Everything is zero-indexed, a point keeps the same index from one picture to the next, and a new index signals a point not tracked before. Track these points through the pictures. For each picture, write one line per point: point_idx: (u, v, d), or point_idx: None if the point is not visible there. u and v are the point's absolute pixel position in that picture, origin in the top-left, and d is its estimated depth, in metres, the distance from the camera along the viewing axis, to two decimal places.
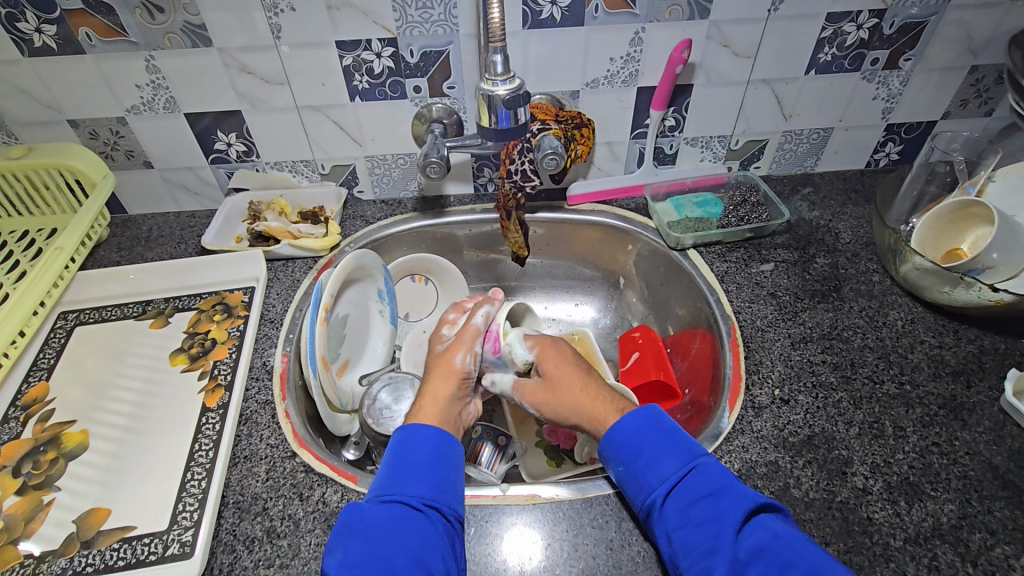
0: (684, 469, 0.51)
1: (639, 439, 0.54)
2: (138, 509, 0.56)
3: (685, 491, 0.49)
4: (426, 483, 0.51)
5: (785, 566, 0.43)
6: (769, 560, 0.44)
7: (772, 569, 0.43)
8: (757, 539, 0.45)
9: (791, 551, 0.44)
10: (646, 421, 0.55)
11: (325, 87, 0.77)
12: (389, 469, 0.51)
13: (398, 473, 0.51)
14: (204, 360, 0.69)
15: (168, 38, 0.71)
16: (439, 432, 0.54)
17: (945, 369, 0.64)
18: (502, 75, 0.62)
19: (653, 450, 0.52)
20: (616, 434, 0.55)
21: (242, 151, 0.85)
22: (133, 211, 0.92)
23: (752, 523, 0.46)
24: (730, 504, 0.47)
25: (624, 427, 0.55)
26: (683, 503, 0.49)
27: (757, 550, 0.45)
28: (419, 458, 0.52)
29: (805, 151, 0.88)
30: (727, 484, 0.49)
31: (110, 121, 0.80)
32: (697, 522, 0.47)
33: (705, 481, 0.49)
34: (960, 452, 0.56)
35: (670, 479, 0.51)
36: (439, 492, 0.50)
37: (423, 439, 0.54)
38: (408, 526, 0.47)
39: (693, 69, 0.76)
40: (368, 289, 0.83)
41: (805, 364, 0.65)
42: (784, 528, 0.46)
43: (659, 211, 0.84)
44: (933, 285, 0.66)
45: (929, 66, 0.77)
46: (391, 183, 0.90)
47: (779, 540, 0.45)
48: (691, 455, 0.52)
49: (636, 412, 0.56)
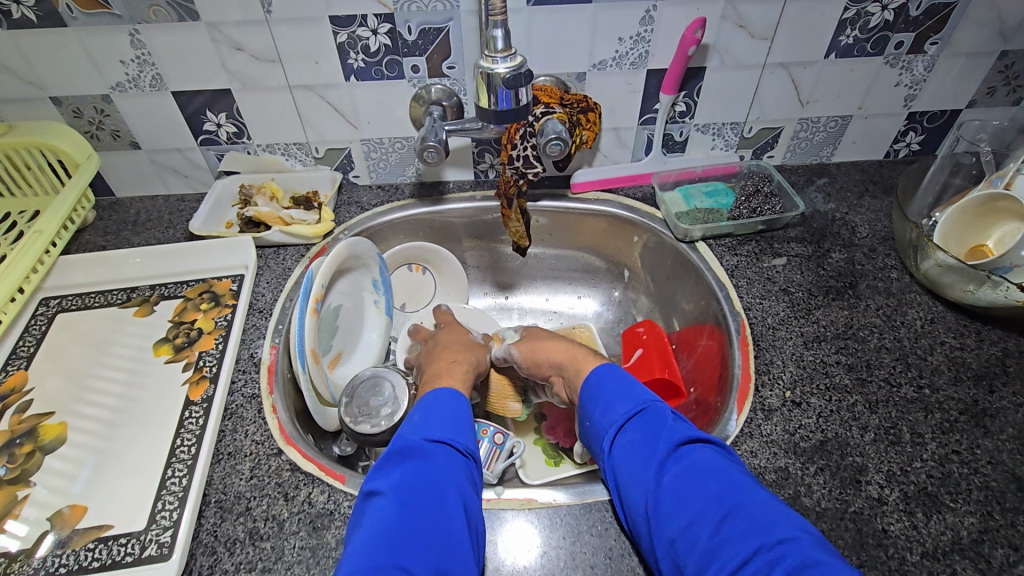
0: (633, 411, 0.53)
1: (599, 388, 0.56)
2: (115, 508, 0.53)
3: (628, 427, 0.51)
4: (452, 431, 0.52)
5: (703, 489, 0.43)
6: (687, 484, 0.44)
7: (688, 491, 0.44)
8: (681, 465, 0.46)
9: (710, 476, 0.44)
10: (610, 375, 0.58)
11: (318, 66, 0.73)
12: (426, 419, 0.53)
13: (430, 420, 0.53)
14: (188, 351, 0.66)
15: (153, 11, 0.68)
16: (453, 394, 0.57)
17: (967, 372, 0.60)
18: (503, 52, 0.59)
19: (610, 395, 0.55)
20: (588, 388, 0.58)
21: (232, 132, 0.81)
22: (121, 194, 0.89)
23: (680, 452, 0.47)
24: (662, 438, 0.48)
25: (590, 381, 0.58)
26: (625, 438, 0.51)
27: (678, 477, 0.45)
28: (450, 415, 0.54)
29: (822, 140, 0.84)
30: (665, 420, 0.50)
31: (95, 99, 0.76)
32: (631, 453, 0.49)
33: (649, 419, 0.51)
34: (981, 461, 0.53)
35: (619, 419, 0.52)
36: (457, 434, 0.52)
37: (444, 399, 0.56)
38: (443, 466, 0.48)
39: (706, 51, 0.72)
40: (362, 279, 0.80)
41: (819, 364, 0.62)
42: (712, 459, 0.46)
43: (667, 201, 0.80)
44: (956, 283, 0.63)
45: (955, 50, 0.73)
46: (388, 168, 0.87)
47: (703, 467, 0.45)
48: (643, 400, 0.53)
49: (602, 367, 0.59)
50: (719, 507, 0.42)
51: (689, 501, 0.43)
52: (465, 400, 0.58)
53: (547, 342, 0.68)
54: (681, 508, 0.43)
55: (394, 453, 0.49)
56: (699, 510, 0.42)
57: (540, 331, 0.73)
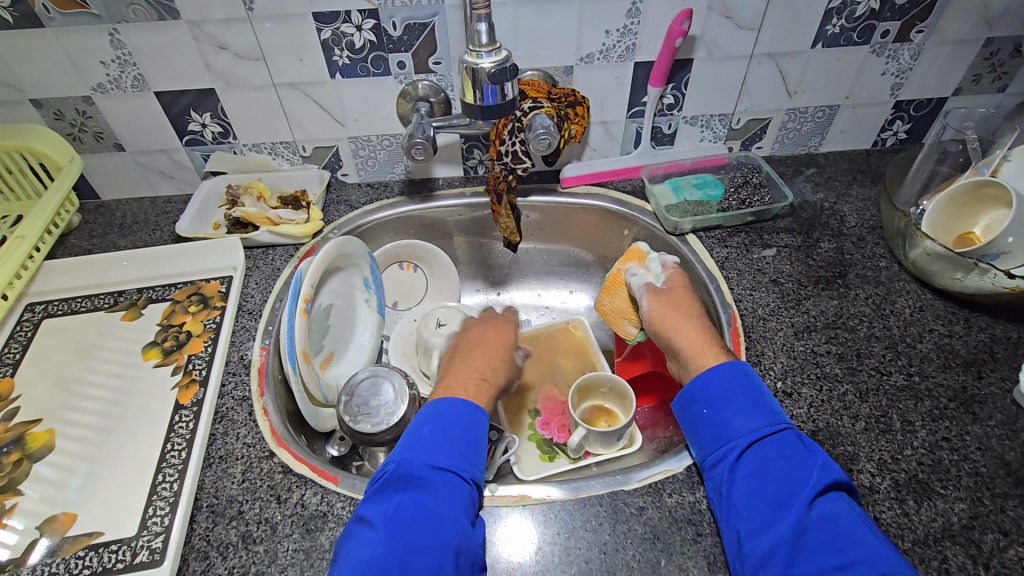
0: (773, 427, 0.51)
1: (731, 389, 0.53)
2: (106, 514, 0.53)
3: (768, 445, 0.50)
4: (451, 455, 0.50)
5: (859, 540, 0.43)
6: (843, 531, 0.43)
7: (837, 538, 0.43)
8: (831, 509, 0.45)
9: (866, 529, 0.44)
10: (738, 376, 0.54)
11: (302, 63, 0.73)
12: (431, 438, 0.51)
13: (433, 440, 0.51)
14: (177, 354, 0.65)
15: (132, 10, 0.67)
16: (466, 407, 0.54)
17: (956, 359, 0.61)
18: (487, 47, 0.58)
19: (745, 403, 0.52)
20: (709, 379, 0.55)
21: (217, 132, 0.80)
22: (105, 197, 0.88)
23: (827, 495, 0.46)
24: (815, 471, 0.47)
25: (715, 376, 0.55)
26: (764, 455, 0.49)
27: (831, 520, 0.44)
28: (457, 433, 0.52)
29: (810, 130, 0.84)
30: (815, 453, 0.49)
31: (76, 101, 0.75)
32: (775, 474, 0.48)
33: (791, 443, 0.49)
34: (971, 447, 0.54)
35: (758, 432, 0.50)
36: (459, 459, 0.50)
37: (455, 414, 0.53)
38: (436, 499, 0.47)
39: (693, 42, 0.72)
40: (352, 278, 0.79)
41: (810, 355, 0.62)
42: (855, 510, 0.46)
43: (656, 194, 0.80)
44: (944, 271, 0.63)
45: (941, 38, 0.73)
46: (376, 166, 0.86)
47: (853, 518, 0.45)
48: (781, 419, 0.51)
49: (730, 364, 0.56)
50: (880, 563, 0.41)
51: (840, 547, 0.43)
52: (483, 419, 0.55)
53: (679, 317, 0.62)
54: (829, 552, 0.43)
55: (392, 479, 0.49)
56: (856, 560, 0.42)
57: (691, 293, 0.65)
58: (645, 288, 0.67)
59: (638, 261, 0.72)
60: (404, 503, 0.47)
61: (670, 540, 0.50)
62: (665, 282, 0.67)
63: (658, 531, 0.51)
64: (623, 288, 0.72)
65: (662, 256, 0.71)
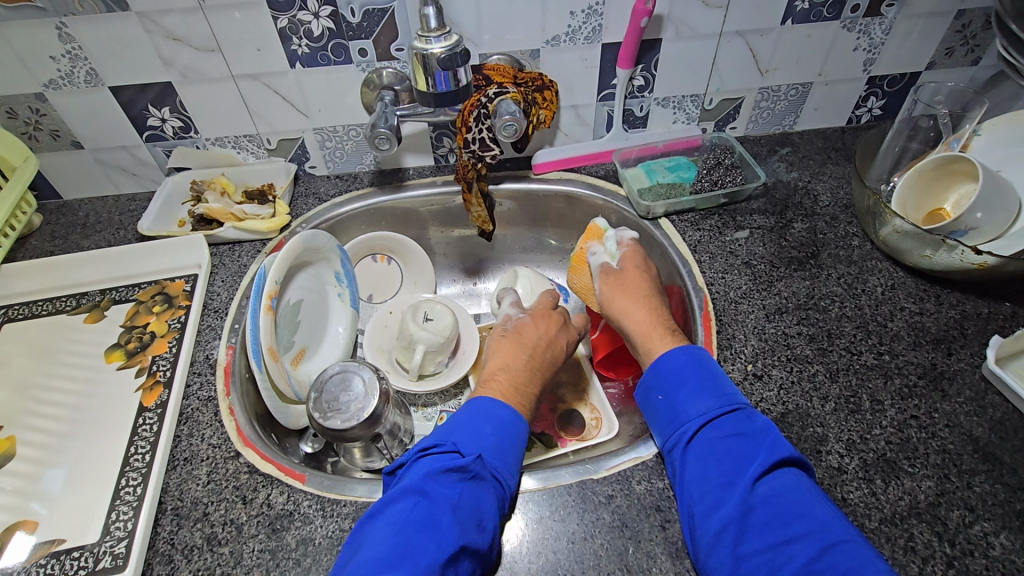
0: (723, 408, 0.51)
1: (684, 372, 0.54)
2: (68, 521, 0.52)
3: (719, 426, 0.50)
4: (510, 470, 0.50)
5: (805, 513, 0.43)
6: (788, 505, 0.44)
7: (788, 513, 0.43)
8: (779, 484, 0.45)
9: (814, 502, 0.44)
10: (693, 359, 0.55)
11: (260, 53, 0.70)
12: (496, 436, 0.51)
13: (498, 440, 0.51)
14: (141, 356, 0.64)
15: (78, 2, 0.64)
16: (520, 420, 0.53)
17: (926, 337, 0.60)
18: (436, 32, 0.58)
19: (697, 385, 0.53)
20: (662, 364, 0.55)
21: (178, 127, 0.78)
22: (68, 197, 0.86)
23: (776, 472, 0.46)
24: (763, 448, 0.47)
25: (669, 361, 0.55)
26: (714, 436, 0.50)
27: (778, 494, 0.44)
28: (513, 436, 0.52)
29: (783, 109, 0.83)
30: (764, 430, 0.49)
31: (29, 98, 0.73)
32: (724, 454, 0.48)
33: (741, 423, 0.50)
34: (939, 425, 0.54)
35: (707, 413, 0.51)
36: (513, 478, 0.51)
37: (516, 428, 0.53)
38: (489, 503, 0.47)
39: (661, 21, 0.70)
40: (322, 272, 0.78)
41: (780, 337, 0.62)
42: (804, 483, 0.46)
43: (627, 178, 0.79)
44: (914, 248, 0.62)
45: (913, 11, 0.72)
46: (345, 157, 0.85)
47: (802, 492, 0.45)
48: (732, 400, 0.52)
49: (686, 349, 0.56)
50: (825, 535, 0.41)
51: (787, 522, 0.43)
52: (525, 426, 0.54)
53: (630, 299, 0.63)
54: (775, 527, 0.43)
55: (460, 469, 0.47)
56: (801, 534, 0.42)
57: (643, 273, 0.66)
58: (600, 267, 0.68)
59: (598, 238, 0.70)
60: (465, 495, 0.46)
61: (638, 528, 0.50)
62: (619, 262, 0.68)
63: (627, 519, 0.51)
64: (584, 265, 0.70)
65: (617, 232, 0.71)
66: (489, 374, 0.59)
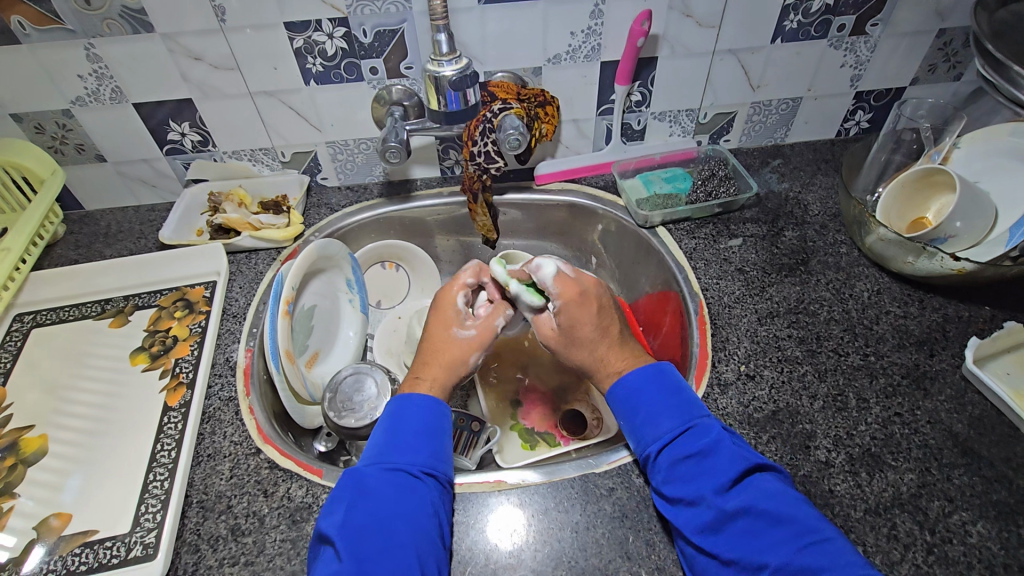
0: (681, 428, 0.53)
1: (640, 396, 0.56)
2: (100, 513, 0.55)
3: (676, 448, 0.51)
4: (428, 453, 0.53)
5: (777, 519, 0.44)
6: (755, 514, 0.45)
7: (757, 522, 0.45)
8: (746, 497, 0.46)
9: (782, 506, 0.45)
10: (647, 380, 0.56)
11: (277, 71, 0.74)
12: (386, 438, 0.54)
13: (395, 441, 0.53)
14: (164, 358, 0.68)
15: (107, 24, 0.68)
16: (433, 402, 0.57)
17: (910, 339, 0.64)
18: (448, 56, 0.61)
19: (651, 409, 0.54)
20: (620, 390, 0.57)
21: (197, 141, 0.82)
22: (90, 207, 0.89)
23: (740, 483, 0.48)
24: (721, 464, 0.49)
25: (625, 386, 0.57)
26: (673, 459, 0.51)
27: (745, 507, 0.46)
28: (415, 428, 0.54)
29: (775, 122, 0.87)
30: (719, 444, 0.50)
31: (56, 114, 0.76)
32: (686, 474, 0.50)
33: (697, 439, 0.51)
34: (921, 421, 0.57)
35: (664, 435, 0.53)
36: (435, 460, 0.53)
37: (414, 416, 0.55)
38: (407, 490, 0.50)
39: (656, 41, 0.74)
40: (335, 279, 0.82)
41: (771, 339, 0.65)
42: (770, 487, 0.47)
43: (626, 189, 0.83)
44: (898, 255, 0.66)
45: (896, 30, 0.76)
46: (355, 169, 0.88)
47: (767, 499, 0.46)
48: (689, 417, 0.53)
49: (641, 370, 0.58)
50: (796, 539, 0.43)
51: (759, 531, 0.45)
52: (449, 412, 0.57)
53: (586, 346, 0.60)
54: (750, 537, 0.45)
55: (348, 487, 0.50)
56: (772, 541, 0.44)
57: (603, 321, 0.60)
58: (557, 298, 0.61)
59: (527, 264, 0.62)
60: (376, 490, 0.49)
61: (637, 518, 0.53)
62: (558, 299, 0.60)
63: (627, 510, 0.54)
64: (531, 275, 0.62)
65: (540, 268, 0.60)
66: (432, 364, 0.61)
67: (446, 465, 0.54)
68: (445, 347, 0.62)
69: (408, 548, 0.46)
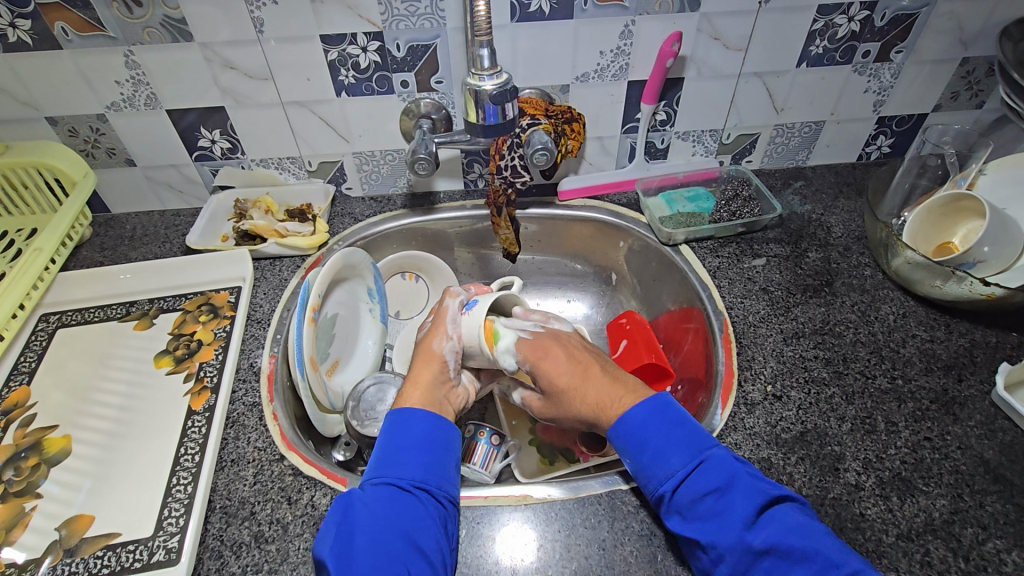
0: (692, 464, 0.49)
1: (646, 433, 0.52)
2: (123, 516, 0.55)
3: (692, 487, 0.48)
4: (422, 466, 0.51)
5: (803, 557, 0.43)
6: (785, 554, 0.44)
7: (788, 560, 0.43)
8: (770, 532, 0.45)
9: (803, 540, 0.44)
10: (654, 414, 0.53)
11: (310, 82, 0.76)
12: (382, 453, 0.52)
13: (391, 456, 0.51)
14: (189, 362, 0.68)
15: (147, 32, 0.69)
16: (434, 419, 0.54)
17: (937, 363, 0.63)
18: (489, 70, 0.62)
19: (661, 445, 0.51)
20: (623, 427, 0.53)
21: (226, 148, 0.83)
22: (116, 210, 0.90)
23: (762, 518, 0.46)
24: (741, 500, 0.47)
25: (630, 422, 0.53)
26: (690, 497, 0.48)
27: (770, 545, 0.44)
28: (412, 441, 0.52)
29: (797, 144, 0.88)
30: (737, 478, 0.48)
31: (91, 119, 0.78)
32: (706, 516, 0.47)
33: (713, 475, 0.48)
34: (952, 447, 0.56)
35: (676, 474, 0.49)
36: (429, 473, 0.51)
37: (405, 431, 0.53)
38: (398, 504, 0.48)
39: (684, 62, 0.75)
40: (357, 289, 0.82)
41: (798, 360, 0.65)
42: (794, 519, 0.46)
43: (650, 206, 0.84)
44: (925, 278, 0.66)
45: (920, 58, 0.77)
46: (380, 180, 0.89)
47: (793, 534, 0.44)
48: (700, 450, 0.50)
49: (644, 403, 0.54)
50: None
51: (787, 572, 0.43)
52: (457, 430, 0.56)
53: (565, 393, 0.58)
54: None
55: (337, 508, 0.48)
56: None
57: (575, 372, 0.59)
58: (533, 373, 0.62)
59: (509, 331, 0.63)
60: (366, 507, 0.48)
61: (666, 536, 0.52)
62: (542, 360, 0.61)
63: (655, 528, 0.53)
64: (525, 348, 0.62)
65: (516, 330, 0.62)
66: (421, 370, 0.60)
67: (449, 483, 0.52)
68: (432, 353, 0.61)
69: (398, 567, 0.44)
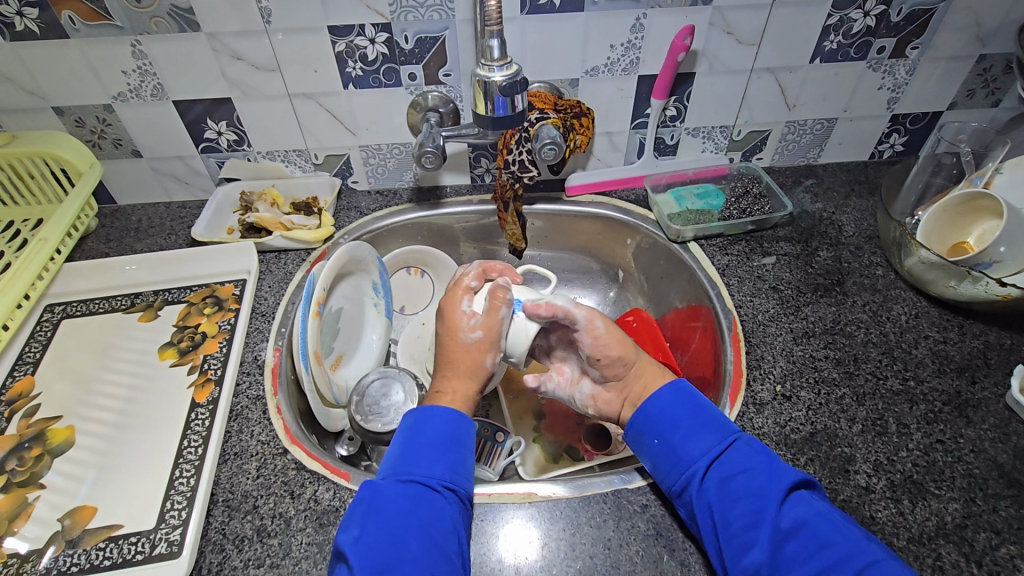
0: (723, 444, 0.50)
1: (676, 413, 0.53)
2: (125, 509, 0.54)
3: (723, 466, 0.49)
4: (446, 465, 0.51)
5: (830, 541, 0.43)
6: (815, 534, 0.43)
7: (816, 541, 0.43)
8: (800, 511, 0.45)
9: (834, 526, 0.44)
10: (682, 396, 0.54)
11: (317, 74, 0.75)
12: (404, 448, 0.52)
13: (412, 453, 0.51)
14: (193, 354, 0.67)
15: (154, 22, 0.69)
16: (455, 415, 0.55)
17: (950, 365, 0.62)
18: (498, 61, 0.62)
19: (691, 424, 0.52)
20: (652, 407, 0.54)
21: (233, 140, 0.82)
22: (122, 201, 0.90)
23: (790, 501, 0.46)
24: (773, 479, 0.47)
25: (660, 402, 0.54)
26: (723, 475, 0.48)
27: (802, 523, 0.44)
28: (434, 439, 0.52)
29: (809, 141, 0.87)
30: (768, 459, 0.49)
31: (97, 109, 0.77)
32: (739, 494, 0.47)
33: (745, 455, 0.49)
34: (965, 450, 0.55)
35: (709, 453, 0.50)
36: (455, 474, 0.50)
37: (428, 428, 0.53)
38: (423, 502, 0.47)
39: (695, 57, 0.74)
40: (362, 283, 0.81)
41: (808, 359, 0.64)
42: (818, 506, 0.46)
43: (659, 203, 0.83)
44: (939, 279, 0.65)
45: (936, 54, 0.75)
46: (386, 174, 0.88)
47: (822, 519, 0.44)
48: (729, 432, 0.51)
49: (671, 387, 0.55)
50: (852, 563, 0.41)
51: (816, 552, 0.43)
52: (472, 423, 0.55)
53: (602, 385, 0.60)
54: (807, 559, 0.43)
55: (360, 501, 0.48)
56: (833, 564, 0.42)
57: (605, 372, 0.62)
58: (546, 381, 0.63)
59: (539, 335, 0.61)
60: (391, 502, 0.47)
61: (672, 536, 0.52)
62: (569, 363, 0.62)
63: (661, 528, 0.52)
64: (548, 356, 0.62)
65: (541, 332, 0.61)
66: (456, 377, 0.58)
67: (469, 483, 0.51)
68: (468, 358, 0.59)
69: (422, 562, 0.43)
